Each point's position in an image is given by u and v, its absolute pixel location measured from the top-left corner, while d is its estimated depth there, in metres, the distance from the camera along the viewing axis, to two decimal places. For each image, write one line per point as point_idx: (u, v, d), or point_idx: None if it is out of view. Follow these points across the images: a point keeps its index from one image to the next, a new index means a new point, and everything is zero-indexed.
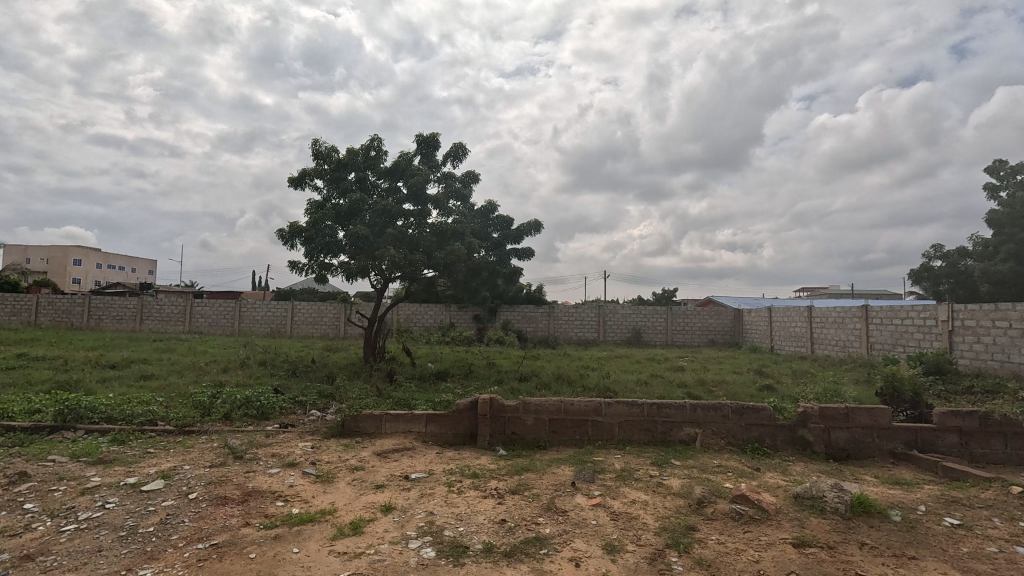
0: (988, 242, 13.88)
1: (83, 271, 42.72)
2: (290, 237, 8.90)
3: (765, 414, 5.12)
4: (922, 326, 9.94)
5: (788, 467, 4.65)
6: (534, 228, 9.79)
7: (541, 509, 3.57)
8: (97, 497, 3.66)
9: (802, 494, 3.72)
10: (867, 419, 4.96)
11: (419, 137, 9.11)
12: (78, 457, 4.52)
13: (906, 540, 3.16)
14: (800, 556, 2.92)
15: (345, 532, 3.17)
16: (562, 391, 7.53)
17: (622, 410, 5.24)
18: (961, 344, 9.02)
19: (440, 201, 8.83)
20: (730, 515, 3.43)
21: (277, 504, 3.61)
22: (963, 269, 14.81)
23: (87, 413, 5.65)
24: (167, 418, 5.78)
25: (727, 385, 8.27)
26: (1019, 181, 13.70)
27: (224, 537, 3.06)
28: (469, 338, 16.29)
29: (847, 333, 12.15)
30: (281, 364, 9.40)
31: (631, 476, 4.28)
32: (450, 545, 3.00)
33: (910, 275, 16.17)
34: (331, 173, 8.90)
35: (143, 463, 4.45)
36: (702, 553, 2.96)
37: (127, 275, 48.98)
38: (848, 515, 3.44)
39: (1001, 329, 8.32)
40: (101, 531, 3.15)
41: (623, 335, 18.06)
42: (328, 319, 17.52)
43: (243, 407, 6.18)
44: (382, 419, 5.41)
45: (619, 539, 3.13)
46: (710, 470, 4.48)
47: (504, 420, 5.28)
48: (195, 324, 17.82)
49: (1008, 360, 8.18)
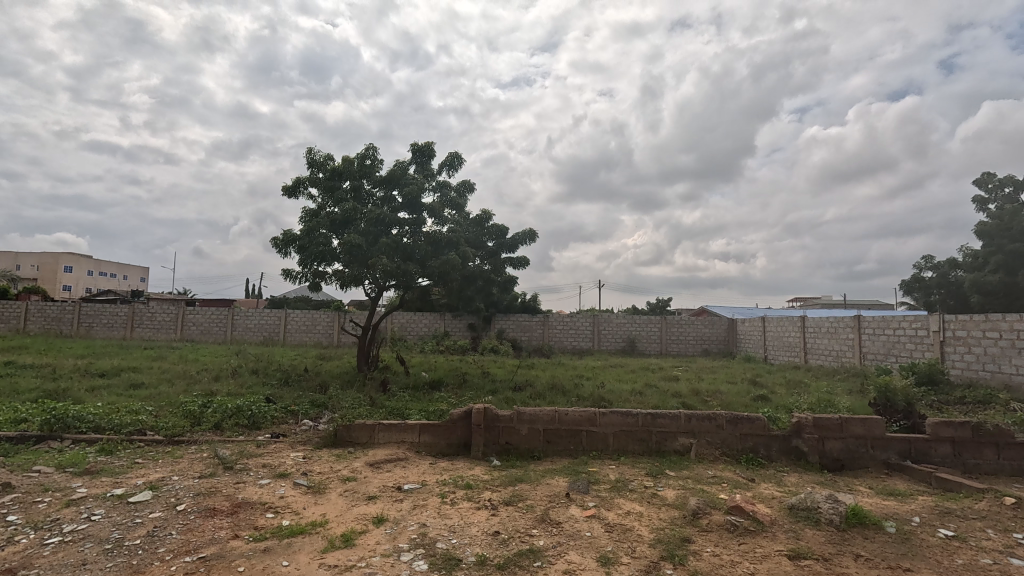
0: (978, 254, 14.03)
1: (73, 279, 42.49)
2: (284, 245, 8.88)
3: (760, 424, 5.12)
4: (914, 336, 10.01)
5: (783, 478, 4.64)
6: (529, 237, 9.80)
7: (534, 521, 3.53)
8: (82, 509, 3.59)
9: (796, 505, 3.70)
10: (861, 429, 4.96)
11: (414, 146, 9.12)
12: (65, 468, 4.45)
13: (901, 551, 3.14)
14: (795, 569, 2.90)
15: (336, 544, 3.13)
16: (556, 400, 7.51)
17: (616, 420, 5.23)
18: (952, 355, 9.07)
19: (435, 210, 8.83)
20: (725, 527, 3.41)
21: (267, 515, 3.56)
22: (953, 280, 14.97)
23: (75, 422, 5.57)
24: (156, 428, 5.71)
25: (722, 395, 8.26)
26: (1008, 194, 13.90)
27: (213, 550, 3.00)
28: (463, 348, 16.25)
29: (840, 343, 12.20)
30: (274, 373, 9.34)
31: (625, 487, 4.25)
32: (443, 557, 2.96)
33: (902, 286, 16.35)
34: (325, 182, 8.89)
35: (131, 474, 4.37)
36: (696, 566, 2.94)
37: (119, 284, 48.74)
38: (843, 527, 3.43)
39: (992, 339, 8.38)
40: (86, 543, 3.09)
41: (618, 344, 18.06)
42: (321, 327, 17.43)
43: (234, 416, 6.11)
44: (375, 429, 5.36)
45: (613, 551, 3.10)
46: (705, 481, 4.46)
47: (498, 430, 5.23)
48: (187, 333, 17.65)
49: (999, 371, 8.23)
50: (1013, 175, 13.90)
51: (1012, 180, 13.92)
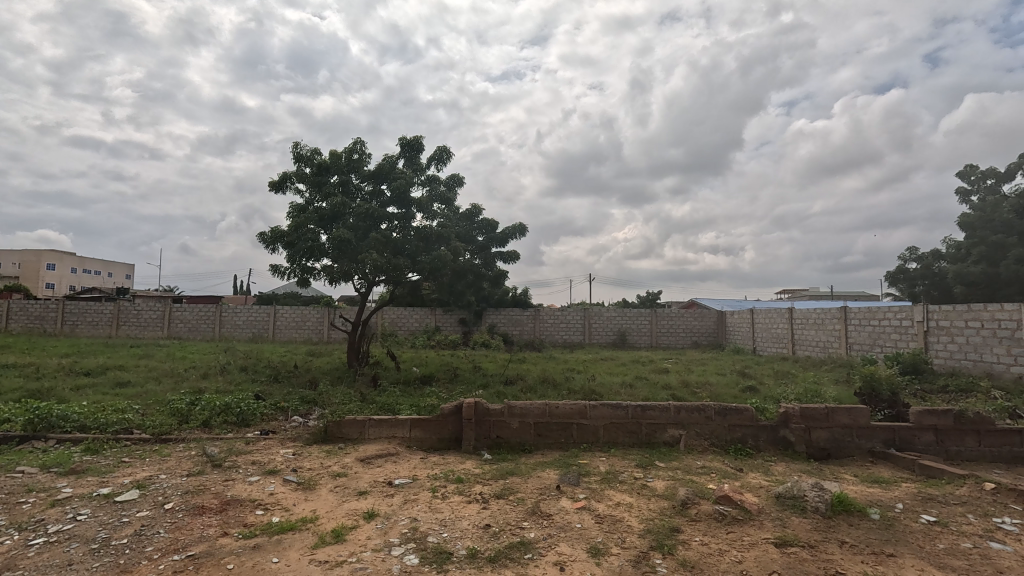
0: (961, 245, 14.28)
1: (57, 276, 41.82)
2: (271, 241, 8.78)
3: (748, 415, 5.18)
4: (899, 326, 10.15)
5: (770, 467, 4.71)
6: (519, 231, 9.79)
7: (525, 514, 3.55)
8: (67, 509, 3.54)
9: (783, 494, 3.75)
10: (847, 419, 5.04)
11: (403, 140, 9.05)
12: (49, 468, 4.38)
13: (886, 538, 3.20)
14: (782, 556, 2.94)
15: (327, 540, 3.12)
16: (547, 394, 7.53)
17: (606, 412, 5.25)
18: (936, 345, 9.22)
19: (424, 205, 8.78)
20: (713, 516, 3.46)
21: (257, 512, 3.54)
22: (937, 271, 15.22)
23: (60, 422, 5.49)
24: (143, 427, 5.64)
25: (711, 387, 8.33)
26: (990, 186, 14.14)
27: (202, 548, 2.98)
28: (454, 342, 16.25)
29: (827, 334, 12.36)
30: (263, 370, 9.27)
31: (615, 479, 4.28)
32: (434, 552, 2.97)
33: (887, 277, 16.62)
34: (312, 177, 8.80)
35: (117, 473, 4.32)
36: (686, 555, 2.97)
37: (104, 281, 47.99)
38: (828, 514, 3.49)
39: (974, 328, 8.53)
40: (72, 543, 3.05)
41: (609, 338, 18.14)
42: (311, 323, 17.31)
43: (222, 414, 6.05)
44: (366, 425, 5.34)
45: (603, 542, 3.12)
46: (694, 472, 4.50)
47: (488, 424, 5.24)
48: (174, 330, 17.42)
49: (981, 359, 8.38)
50: (994, 167, 14.13)
51: (994, 172, 14.14)
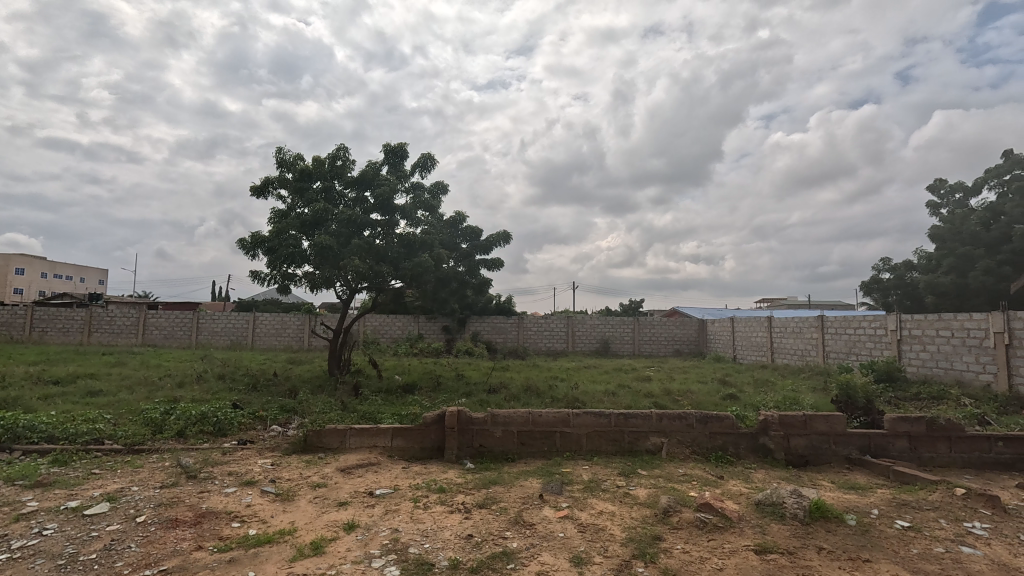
0: (932, 256, 14.76)
1: (26, 280, 40.58)
2: (251, 247, 8.65)
3: (728, 422, 5.24)
4: (873, 335, 10.41)
5: (750, 474, 4.77)
6: (503, 239, 9.81)
7: (507, 523, 3.52)
8: (33, 523, 3.41)
9: (763, 501, 3.79)
10: (824, 426, 5.13)
11: (386, 147, 9.03)
12: (14, 480, 4.22)
13: (861, 543, 3.26)
14: (762, 562, 2.98)
15: (305, 553, 3.05)
16: (530, 402, 7.53)
17: (589, 420, 5.27)
18: (909, 353, 9.47)
19: (408, 211, 8.74)
20: (695, 524, 3.47)
21: (233, 525, 3.45)
22: (909, 281, 15.69)
23: (26, 432, 5.30)
24: (115, 436, 5.48)
25: (692, 394, 8.42)
26: (958, 200, 14.65)
27: (174, 563, 2.89)
28: (437, 350, 16.17)
29: (805, 343, 12.61)
30: (241, 378, 9.09)
31: (598, 487, 4.29)
32: (415, 563, 2.93)
33: (862, 287, 17.05)
34: (294, 182, 8.72)
35: (87, 485, 4.18)
36: (668, 563, 2.98)
37: (76, 286, 46.72)
38: (807, 521, 3.53)
39: (944, 337, 8.78)
40: (36, 560, 2.94)
41: (592, 345, 18.22)
42: (291, 330, 17.06)
43: (198, 423, 5.91)
44: (346, 434, 5.26)
45: (585, 551, 3.12)
46: (676, 480, 4.53)
47: (472, 433, 5.20)
48: (149, 337, 17.03)
49: (951, 367, 8.62)
50: (962, 182, 14.66)
51: (962, 186, 14.67)
